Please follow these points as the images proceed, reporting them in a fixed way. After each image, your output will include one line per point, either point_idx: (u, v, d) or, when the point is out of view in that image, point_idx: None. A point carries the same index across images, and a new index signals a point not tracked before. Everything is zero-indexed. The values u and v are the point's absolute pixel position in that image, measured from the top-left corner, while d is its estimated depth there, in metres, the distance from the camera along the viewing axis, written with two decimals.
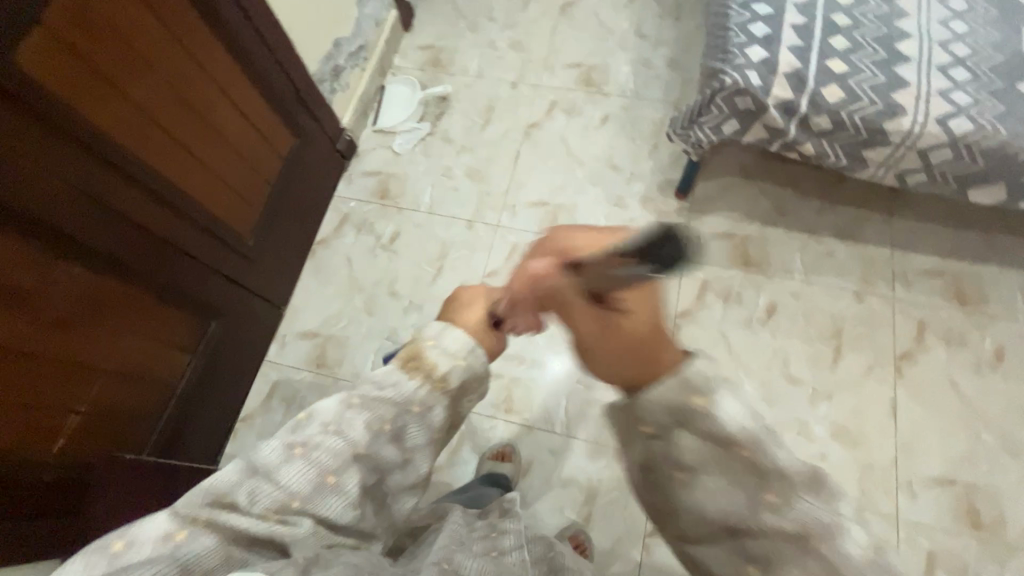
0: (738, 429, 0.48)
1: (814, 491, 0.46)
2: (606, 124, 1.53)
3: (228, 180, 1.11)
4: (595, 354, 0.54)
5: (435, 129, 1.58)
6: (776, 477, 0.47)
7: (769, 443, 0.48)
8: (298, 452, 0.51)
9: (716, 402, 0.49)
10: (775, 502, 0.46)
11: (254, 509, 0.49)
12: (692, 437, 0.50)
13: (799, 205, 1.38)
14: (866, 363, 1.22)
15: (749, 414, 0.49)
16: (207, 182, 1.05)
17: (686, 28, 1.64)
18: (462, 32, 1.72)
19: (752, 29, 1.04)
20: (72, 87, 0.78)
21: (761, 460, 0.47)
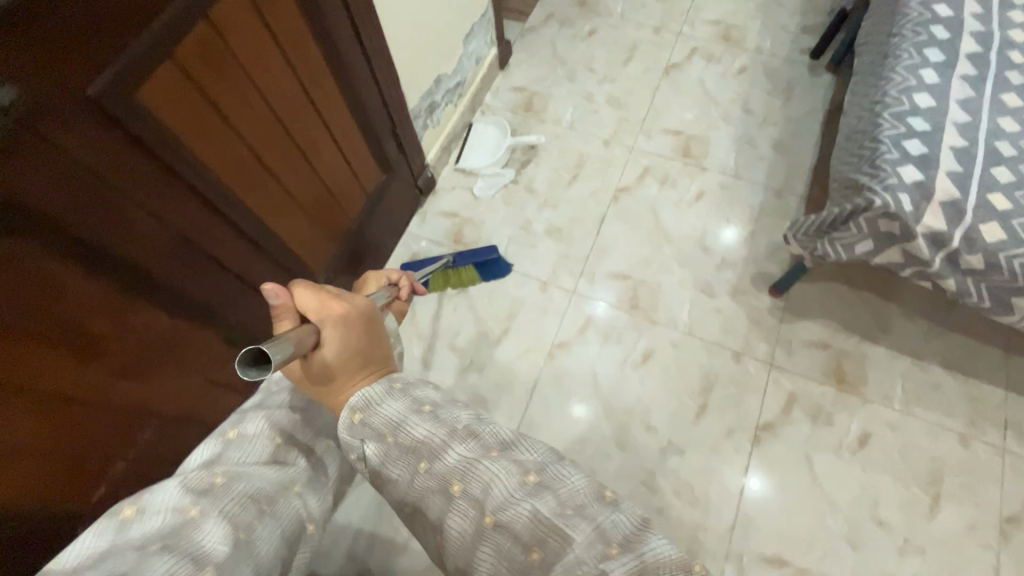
0: (382, 424, 0.58)
1: (535, 493, 0.53)
2: (700, 201, 1.44)
3: (312, 218, 1.03)
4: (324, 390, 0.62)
5: (520, 177, 1.51)
6: (492, 498, 0.53)
7: (421, 440, 0.57)
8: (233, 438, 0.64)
9: (391, 433, 0.58)
10: (487, 520, 0.52)
11: (221, 508, 0.56)
12: (424, 476, 0.56)
13: (906, 325, 1.26)
14: (966, 519, 1.09)
15: (451, 428, 0.58)
16: (292, 220, 0.98)
17: (797, 110, 1.55)
18: (559, 78, 1.66)
19: (906, 145, 0.95)
20: (187, 127, 0.70)
21: (472, 485, 0.54)
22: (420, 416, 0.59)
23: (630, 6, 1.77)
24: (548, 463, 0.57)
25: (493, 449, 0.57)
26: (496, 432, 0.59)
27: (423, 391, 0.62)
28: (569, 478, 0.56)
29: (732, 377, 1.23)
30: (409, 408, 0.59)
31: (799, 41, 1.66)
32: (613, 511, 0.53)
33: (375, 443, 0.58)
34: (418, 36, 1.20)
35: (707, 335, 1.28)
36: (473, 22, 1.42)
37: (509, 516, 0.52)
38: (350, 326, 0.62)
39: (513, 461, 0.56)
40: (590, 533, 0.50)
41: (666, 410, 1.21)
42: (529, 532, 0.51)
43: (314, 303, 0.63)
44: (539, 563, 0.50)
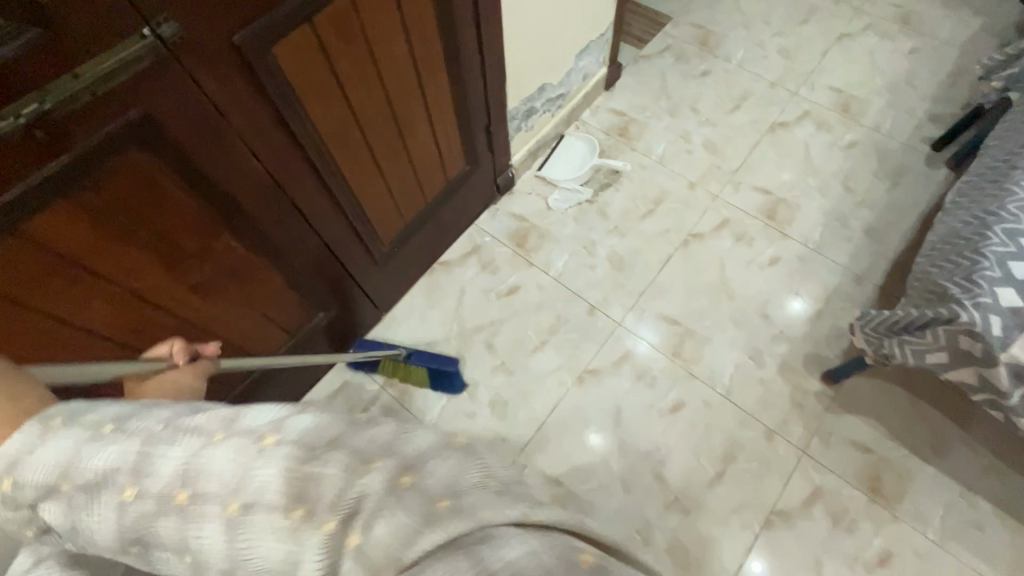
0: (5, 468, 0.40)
1: (274, 452, 0.37)
2: (772, 266, 1.39)
3: (390, 190, 1.09)
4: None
5: (596, 198, 1.51)
6: (224, 477, 0.37)
7: (84, 462, 0.39)
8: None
9: (22, 471, 0.40)
10: (262, 447, 0.37)
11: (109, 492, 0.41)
12: (108, 508, 0.38)
13: (964, 453, 1.16)
14: None
15: (124, 427, 0.40)
16: (372, 189, 1.03)
17: (901, 199, 1.47)
18: (660, 111, 1.65)
19: (1012, 265, 0.88)
20: (307, 82, 0.76)
21: (197, 483, 0.37)
22: (85, 428, 0.40)
23: (751, 55, 1.74)
24: (288, 416, 0.39)
25: (190, 441, 0.38)
26: (206, 415, 0.40)
27: (54, 424, 0.42)
28: (316, 422, 0.39)
29: (759, 453, 1.18)
30: (64, 430, 0.41)
31: (922, 128, 1.57)
32: (408, 469, 0.37)
33: (9, 498, 0.40)
34: (534, 43, 1.23)
35: (743, 403, 1.24)
36: (589, 40, 1.44)
37: (256, 498, 0.36)
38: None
39: (222, 433, 0.38)
40: (351, 461, 0.36)
41: (681, 466, 1.18)
42: (316, 504, 0.35)
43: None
44: (343, 525, 0.35)
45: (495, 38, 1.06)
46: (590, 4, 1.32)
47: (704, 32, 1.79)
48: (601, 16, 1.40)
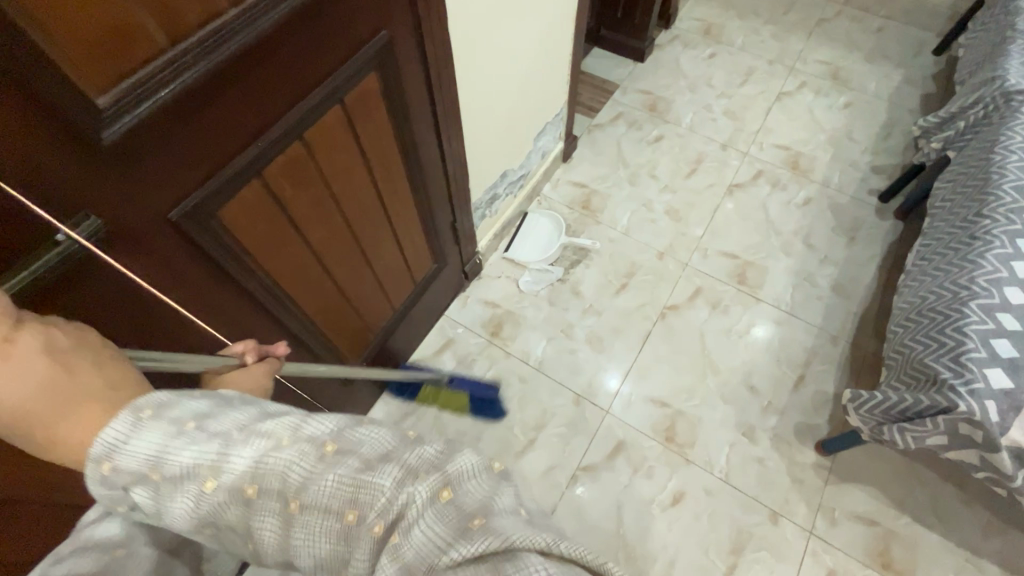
0: (153, 465, 0.36)
1: (337, 463, 0.35)
2: (751, 334, 1.38)
3: (359, 310, 1.01)
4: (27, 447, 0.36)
5: (567, 277, 1.48)
6: (291, 482, 0.35)
7: (241, 468, 0.35)
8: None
9: (161, 467, 0.36)
10: (324, 453, 0.35)
11: (262, 456, 0.36)
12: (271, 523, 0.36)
13: (962, 513, 1.16)
14: None
15: (295, 439, 0.36)
16: (341, 315, 0.96)
17: (861, 253, 1.51)
18: (620, 180, 1.65)
19: (994, 344, 0.89)
20: (263, 237, 0.69)
21: (268, 481, 0.35)
22: (231, 426, 0.37)
23: (700, 118, 1.78)
24: (352, 426, 0.38)
25: (357, 462, 0.35)
26: (371, 438, 0.37)
27: (228, 411, 0.39)
28: (453, 452, 0.37)
29: (767, 541, 1.14)
30: (199, 429, 0.37)
31: (868, 180, 1.64)
32: (500, 489, 0.36)
33: (166, 474, 0.36)
34: (493, 136, 1.20)
35: (744, 485, 1.20)
36: (546, 121, 1.43)
37: (394, 515, 0.33)
38: (66, 358, 0.36)
39: (377, 450, 0.36)
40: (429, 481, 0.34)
41: (691, 565, 1.12)
42: (453, 522, 0.32)
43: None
44: (482, 532, 0.31)
45: (458, 144, 1.01)
46: (544, 91, 1.32)
47: (652, 98, 1.83)
48: (555, 98, 1.40)
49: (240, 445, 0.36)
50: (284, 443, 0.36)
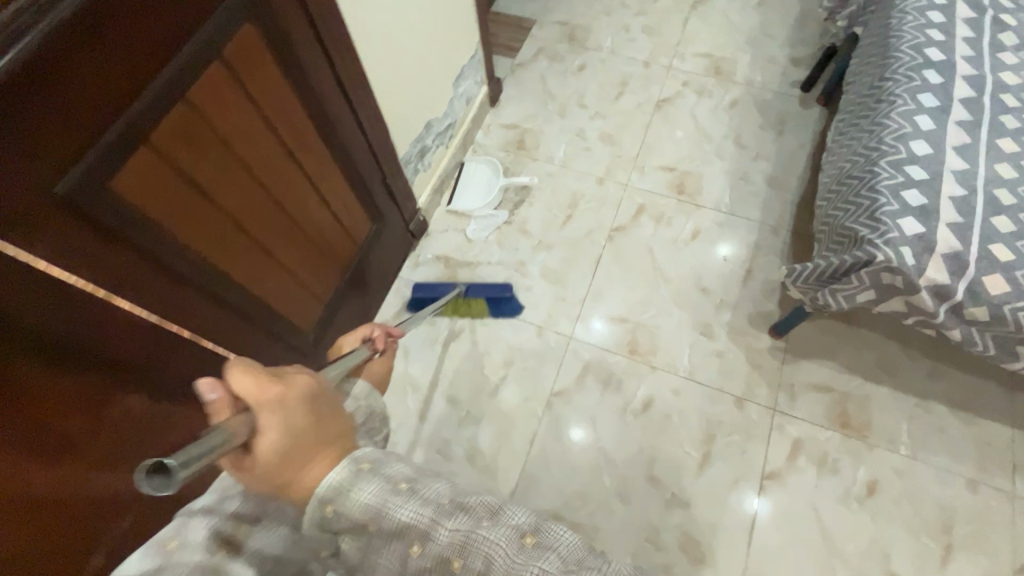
0: (412, 532, 0.42)
1: None
2: (696, 240, 1.42)
3: (300, 277, 1.01)
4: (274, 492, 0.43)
5: (513, 218, 1.49)
6: None
7: (494, 559, 0.41)
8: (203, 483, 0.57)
9: (419, 533, 0.42)
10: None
11: (519, 553, 0.42)
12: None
13: (909, 365, 1.24)
14: (979, 571, 1.07)
15: (548, 547, 0.42)
16: (281, 283, 0.96)
17: (791, 144, 1.55)
18: (550, 115, 1.65)
19: (905, 195, 0.94)
20: (170, 207, 0.68)
21: None
22: (484, 518, 0.43)
23: (620, 41, 1.77)
24: (595, 555, 0.43)
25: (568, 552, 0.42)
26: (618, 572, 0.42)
27: (473, 493, 0.46)
28: None
29: (735, 424, 1.21)
30: (460, 511, 0.44)
31: (789, 73, 1.66)
32: None
33: (420, 544, 0.42)
34: (408, 86, 1.19)
35: (708, 380, 1.26)
36: (462, 65, 1.41)
37: None
38: (315, 406, 0.45)
39: None
40: None
41: (669, 462, 1.18)
42: None
43: (251, 386, 0.43)
44: None
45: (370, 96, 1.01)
46: (453, 34, 1.30)
47: (570, 28, 1.81)
48: (467, 40, 1.38)
49: (502, 539, 0.42)
50: (528, 549, 0.42)
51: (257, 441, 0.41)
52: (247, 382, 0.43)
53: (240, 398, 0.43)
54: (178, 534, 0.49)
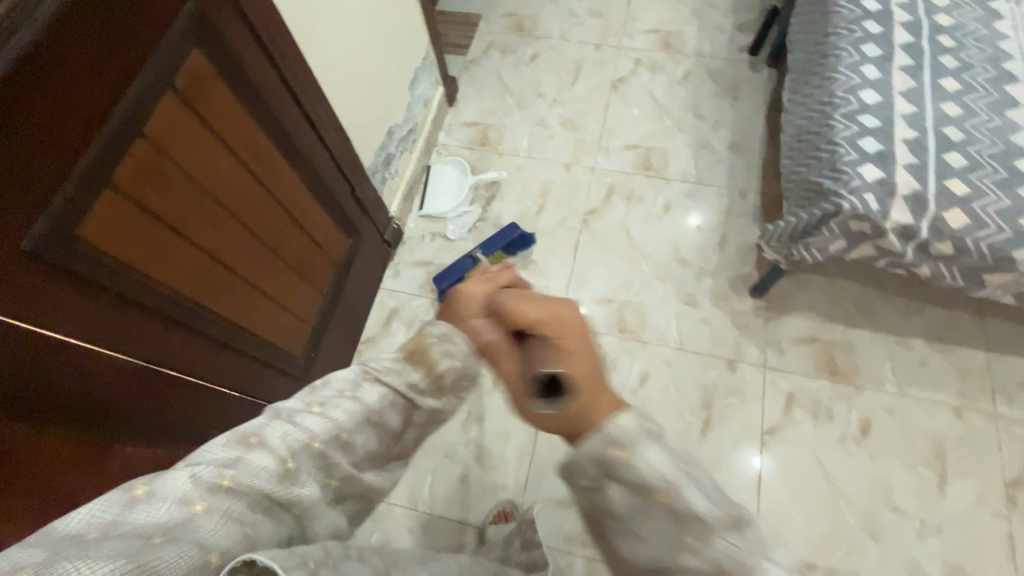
0: (678, 472, 0.46)
1: None
2: (669, 213, 1.45)
3: (286, 303, 1.01)
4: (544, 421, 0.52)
5: (487, 214, 1.49)
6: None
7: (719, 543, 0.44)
8: (255, 447, 0.47)
9: (680, 483, 0.46)
10: None
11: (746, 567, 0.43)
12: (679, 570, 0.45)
13: (885, 307, 1.29)
14: (975, 491, 1.12)
15: None
16: (267, 312, 0.96)
17: (746, 108, 1.58)
18: (510, 108, 1.65)
19: (861, 144, 0.98)
20: (146, 251, 0.68)
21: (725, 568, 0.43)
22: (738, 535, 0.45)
23: (568, 26, 1.78)
24: None
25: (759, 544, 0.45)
26: None
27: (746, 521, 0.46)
28: None
29: (730, 387, 1.24)
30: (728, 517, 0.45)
31: (736, 40, 1.70)
32: None
33: (675, 485, 0.46)
34: (366, 95, 1.18)
35: (698, 348, 1.28)
36: (416, 68, 1.40)
37: None
38: (573, 354, 0.53)
39: None
40: None
41: (672, 432, 1.21)
42: None
43: (547, 317, 0.56)
44: None
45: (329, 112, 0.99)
46: (403, 38, 1.29)
47: (517, 19, 1.81)
48: (417, 43, 1.38)
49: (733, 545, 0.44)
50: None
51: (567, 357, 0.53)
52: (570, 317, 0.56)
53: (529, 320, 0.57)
54: (209, 500, 0.43)
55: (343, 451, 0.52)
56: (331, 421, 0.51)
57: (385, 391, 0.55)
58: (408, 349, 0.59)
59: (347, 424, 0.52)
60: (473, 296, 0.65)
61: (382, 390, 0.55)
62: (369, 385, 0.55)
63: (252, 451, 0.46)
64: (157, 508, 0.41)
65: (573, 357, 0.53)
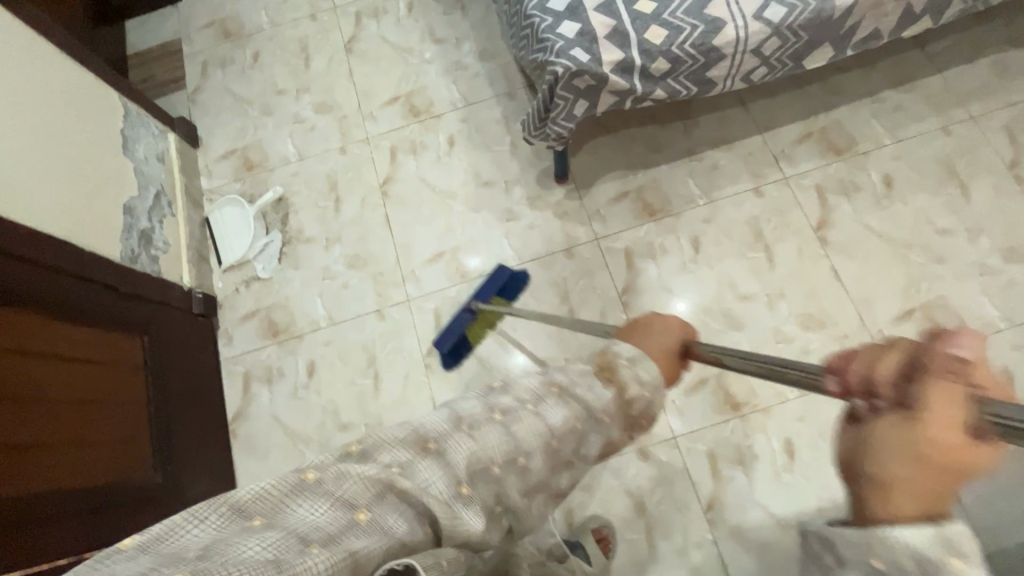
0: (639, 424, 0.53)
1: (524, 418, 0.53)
2: (455, 146, 1.43)
3: (127, 404, 1.00)
4: (907, 501, 0.35)
5: (289, 235, 1.40)
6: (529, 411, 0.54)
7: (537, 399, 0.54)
8: (399, 468, 0.47)
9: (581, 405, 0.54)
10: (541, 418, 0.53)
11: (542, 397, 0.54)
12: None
13: (668, 134, 1.38)
14: (795, 249, 1.26)
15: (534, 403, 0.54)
16: (113, 417, 0.96)
17: (478, 12, 1.56)
18: (258, 119, 1.53)
19: (551, 5, 0.98)
20: None
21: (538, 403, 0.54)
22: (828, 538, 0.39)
23: (274, 9, 1.64)
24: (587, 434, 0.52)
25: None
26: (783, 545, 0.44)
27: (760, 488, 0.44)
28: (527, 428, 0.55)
29: (576, 272, 1.30)
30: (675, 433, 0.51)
31: None
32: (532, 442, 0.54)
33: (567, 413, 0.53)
34: (68, 187, 1.04)
35: (537, 255, 1.32)
36: (120, 130, 1.24)
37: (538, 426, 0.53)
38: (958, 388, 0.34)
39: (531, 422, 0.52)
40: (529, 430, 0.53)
41: (549, 338, 1.25)
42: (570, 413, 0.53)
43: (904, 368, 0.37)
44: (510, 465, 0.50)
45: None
46: (80, 107, 1.14)
47: (219, 25, 1.64)
48: (105, 103, 1.22)
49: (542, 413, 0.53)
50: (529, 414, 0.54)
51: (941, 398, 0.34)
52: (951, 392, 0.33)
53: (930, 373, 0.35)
54: (370, 512, 0.44)
55: (517, 475, 0.51)
56: (513, 435, 0.50)
57: (570, 407, 0.53)
58: (597, 365, 0.58)
59: (520, 447, 0.51)
60: (670, 337, 0.63)
61: (566, 411, 0.53)
62: (554, 402, 0.53)
63: (440, 445, 0.49)
64: (318, 495, 0.43)
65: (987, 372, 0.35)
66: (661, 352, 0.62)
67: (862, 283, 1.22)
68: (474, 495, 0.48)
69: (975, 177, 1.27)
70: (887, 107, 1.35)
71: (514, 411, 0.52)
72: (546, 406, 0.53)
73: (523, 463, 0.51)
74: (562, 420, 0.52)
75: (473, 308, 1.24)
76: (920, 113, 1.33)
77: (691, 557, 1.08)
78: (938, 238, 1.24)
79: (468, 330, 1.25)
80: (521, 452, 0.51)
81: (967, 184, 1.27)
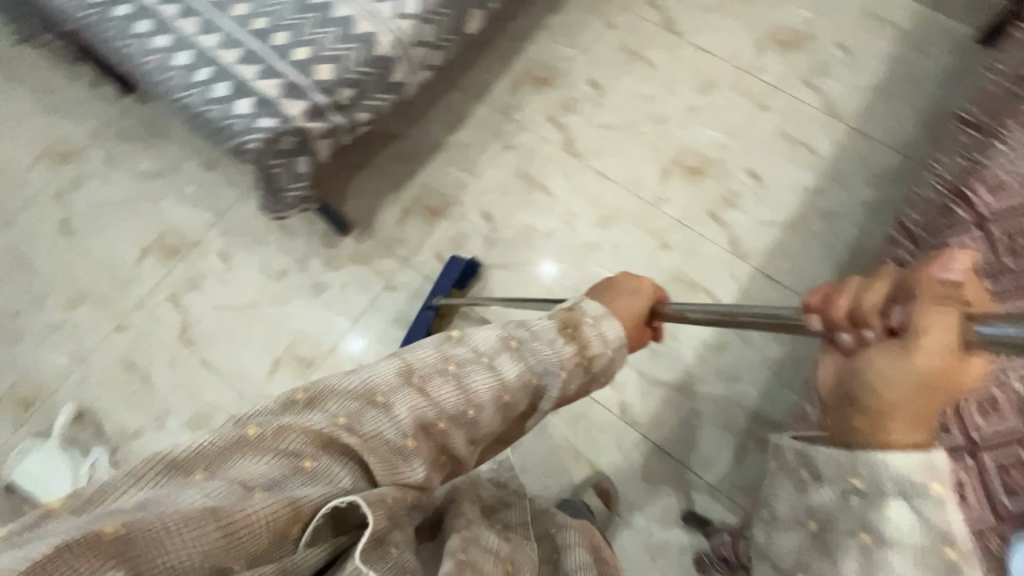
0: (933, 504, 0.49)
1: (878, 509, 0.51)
2: (233, 259, 1.38)
3: None
4: (886, 373, 0.45)
5: (113, 440, 1.26)
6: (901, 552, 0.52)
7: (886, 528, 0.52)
8: (254, 434, 0.46)
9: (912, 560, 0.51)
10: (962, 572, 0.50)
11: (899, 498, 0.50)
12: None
13: (411, 142, 1.45)
14: (562, 173, 1.41)
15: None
16: None
17: (178, 128, 1.49)
18: (8, 353, 1.33)
19: (216, 93, 1.00)
20: None
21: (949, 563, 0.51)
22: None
23: None
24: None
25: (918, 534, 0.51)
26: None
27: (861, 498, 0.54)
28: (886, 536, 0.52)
29: (406, 299, 1.33)
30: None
31: (102, 92, 1.53)
32: None
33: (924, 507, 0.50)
34: None
35: (365, 305, 1.33)
36: None
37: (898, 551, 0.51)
38: (947, 361, 0.43)
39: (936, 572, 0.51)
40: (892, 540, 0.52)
41: None
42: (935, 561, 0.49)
43: (950, 324, 0.42)
44: None
45: None
46: None
47: None
48: None
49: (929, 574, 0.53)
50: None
51: (919, 351, 0.43)
52: (941, 287, 0.43)
53: (890, 313, 0.45)
54: (317, 460, 0.46)
55: (465, 427, 0.55)
56: (358, 407, 0.50)
57: (448, 381, 0.54)
58: (562, 320, 0.64)
59: (444, 411, 0.53)
60: (639, 300, 0.76)
61: (409, 398, 0.52)
62: (438, 378, 0.54)
63: (319, 404, 0.49)
64: (123, 509, 0.39)
65: (937, 321, 0.42)
66: (630, 320, 0.74)
67: (623, 168, 1.40)
68: (418, 448, 0.52)
69: (647, 48, 1.52)
70: (560, 30, 1.55)
71: (426, 372, 0.54)
72: (467, 370, 0.56)
73: (471, 415, 0.55)
74: (454, 399, 0.54)
75: (433, 304, 1.26)
76: (585, 22, 1.56)
77: (634, 460, 1.18)
78: (651, 105, 1.46)
79: (432, 325, 1.27)
80: (470, 404, 0.55)
81: (645, 55, 1.51)
